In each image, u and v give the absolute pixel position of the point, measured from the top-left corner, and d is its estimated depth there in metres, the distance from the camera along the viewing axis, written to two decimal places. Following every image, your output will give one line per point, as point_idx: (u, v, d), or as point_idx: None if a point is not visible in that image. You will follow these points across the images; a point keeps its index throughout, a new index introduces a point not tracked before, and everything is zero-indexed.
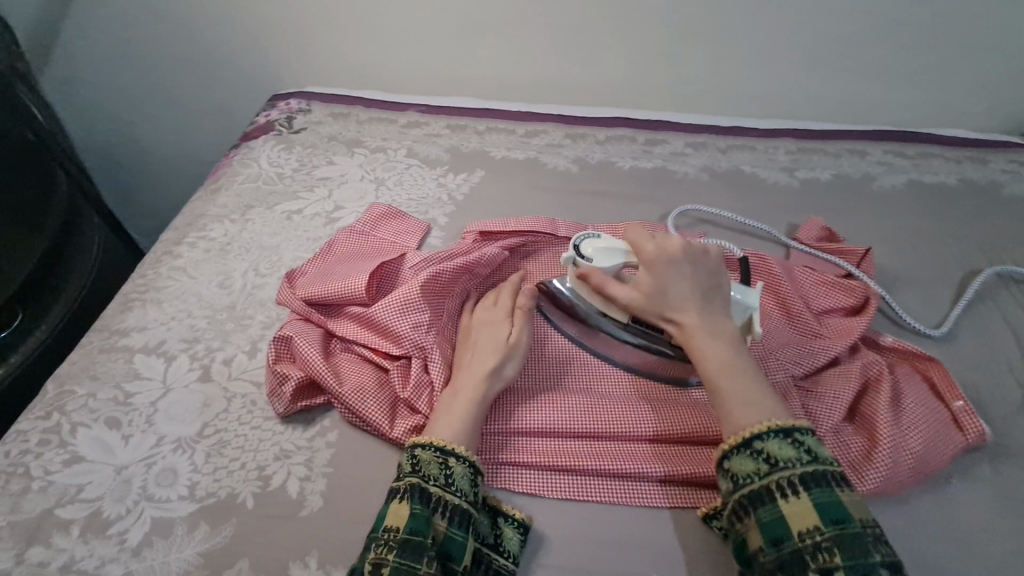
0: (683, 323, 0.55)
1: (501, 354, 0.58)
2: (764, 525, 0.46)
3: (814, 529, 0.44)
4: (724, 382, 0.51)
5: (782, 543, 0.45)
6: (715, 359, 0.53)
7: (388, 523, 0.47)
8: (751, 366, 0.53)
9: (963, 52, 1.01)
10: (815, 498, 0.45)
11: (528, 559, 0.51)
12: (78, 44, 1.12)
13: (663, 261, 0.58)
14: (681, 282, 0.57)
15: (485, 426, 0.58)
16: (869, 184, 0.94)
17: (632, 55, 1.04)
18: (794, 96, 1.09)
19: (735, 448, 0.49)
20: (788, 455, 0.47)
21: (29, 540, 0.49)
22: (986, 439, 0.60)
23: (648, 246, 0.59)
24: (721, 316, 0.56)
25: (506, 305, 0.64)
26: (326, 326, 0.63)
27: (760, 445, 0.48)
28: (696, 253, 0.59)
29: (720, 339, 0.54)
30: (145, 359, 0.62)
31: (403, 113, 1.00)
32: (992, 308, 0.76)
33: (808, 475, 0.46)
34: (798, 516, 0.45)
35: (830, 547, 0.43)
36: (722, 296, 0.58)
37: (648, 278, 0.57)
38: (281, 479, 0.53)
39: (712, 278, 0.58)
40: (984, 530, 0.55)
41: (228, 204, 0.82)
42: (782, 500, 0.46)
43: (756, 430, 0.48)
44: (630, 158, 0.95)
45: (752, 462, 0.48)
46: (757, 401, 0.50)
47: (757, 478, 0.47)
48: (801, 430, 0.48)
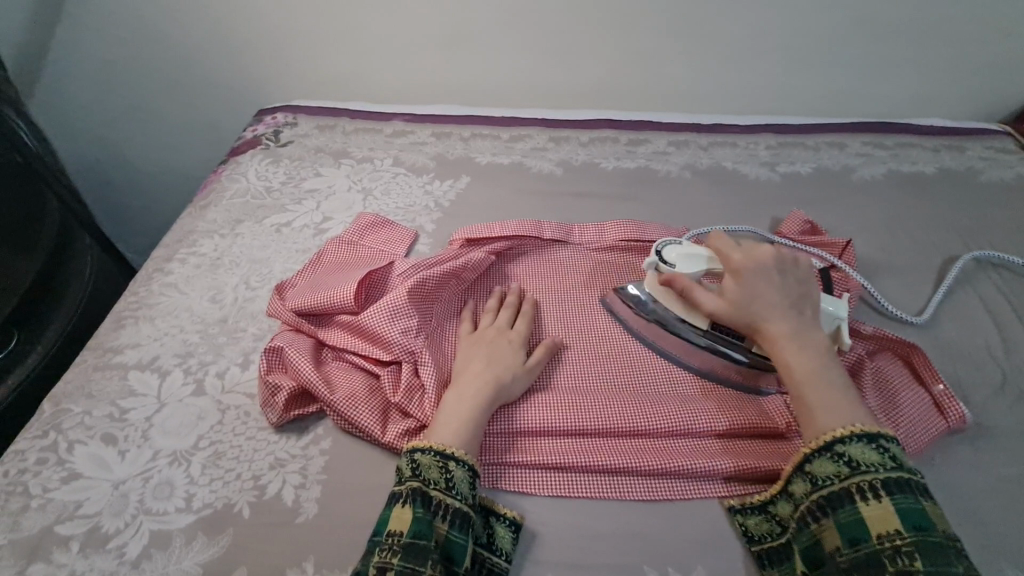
0: (769, 330, 0.57)
1: (511, 373, 0.60)
2: (842, 525, 0.47)
3: (893, 532, 0.45)
4: (810, 390, 0.53)
5: (859, 544, 0.46)
6: (800, 367, 0.55)
7: (391, 528, 0.47)
8: (837, 372, 0.55)
9: (937, 43, 1.03)
10: (898, 502, 0.46)
11: (520, 555, 0.52)
12: (65, 66, 1.13)
13: (750, 269, 0.60)
14: (772, 289, 0.59)
15: (487, 427, 0.59)
16: (849, 175, 0.95)
17: (611, 57, 1.06)
18: (774, 92, 1.11)
19: (816, 452, 0.50)
20: (871, 461, 0.48)
21: (29, 557, 0.49)
22: (966, 421, 0.61)
23: (736, 256, 0.62)
24: (807, 326, 0.58)
25: (522, 331, 0.65)
26: (316, 336, 0.64)
27: (844, 450, 0.49)
28: (788, 263, 0.61)
29: (804, 348, 0.56)
30: (139, 375, 0.63)
31: (389, 122, 1.02)
32: (972, 293, 0.77)
33: (893, 481, 0.47)
34: (878, 519, 0.46)
35: (910, 552, 0.44)
36: (810, 309, 0.59)
37: (735, 285, 0.60)
38: (276, 487, 0.54)
39: (802, 289, 0.60)
40: (967, 512, 0.56)
41: (218, 219, 0.83)
42: (862, 502, 0.47)
43: (843, 433, 0.50)
44: (613, 158, 0.97)
45: (833, 465, 0.49)
46: (845, 407, 0.52)
47: (838, 481, 0.49)
48: (886, 439, 0.49)
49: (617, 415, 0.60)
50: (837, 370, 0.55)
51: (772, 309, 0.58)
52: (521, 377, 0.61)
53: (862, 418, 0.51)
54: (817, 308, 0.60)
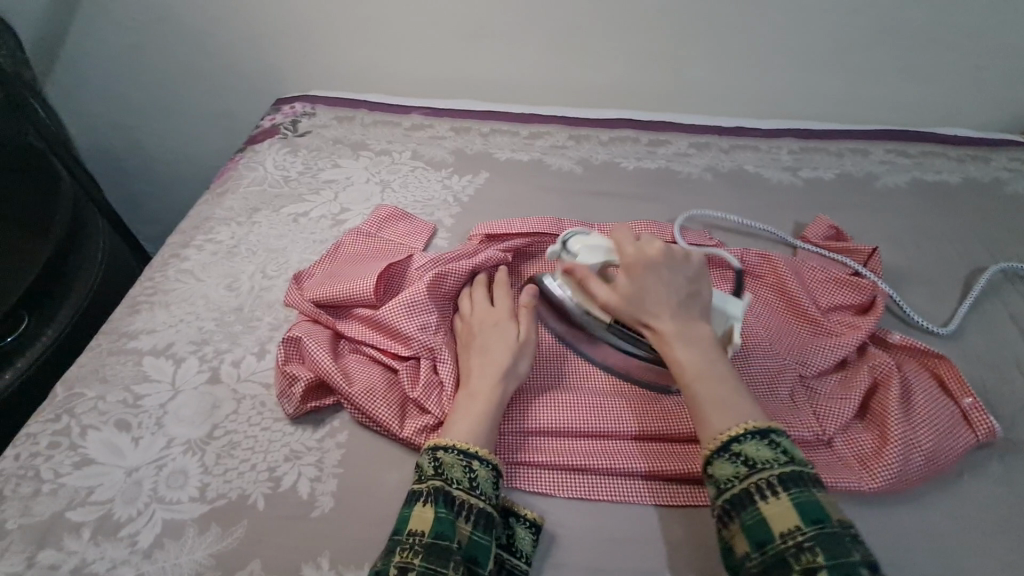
0: (658, 328, 0.55)
1: (514, 353, 0.59)
2: (747, 528, 0.45)
3: (795, 529, 0.43)
4: (702, 388, 0.51)
5: (765, 547, 0.43)
6: (690, 366, 0.53)
7: (411, 528, 0.46)
8: (725, 371, 0.53)
9: (964, 51, 1.02)
10: (795, 497, 0.44)
11: (540, 557, 0.51)
12: (84, 49, 1.13)
13: (642, 262, 0.58)
14: (660, 286, 0.57)
15: (502, 425, 0.58)
16: (872, 183, 0.94)
17: (632, 56, 1.05)
18: (796, 95, 1.09)
19: (715, 452, 0.48)
20: (765, 457, 0.47)
21: (40, 542, 0.49)
22: (995, 435, 0.60)
23: (628, 248, 0.59)
24: (698, 322, 0.56)
25: (506, 303, 0.64)
26: (334, 327, 0.63)
27: (739, 449, 0.47)
28: (677, 257, 0.59)
29: (693, 344, 0.54)
30: (154, 361, 0.62)
31: (407, 116, 1.01)
32: (999, 305, 0.76)
33: (787, 475, 0.45)
34: (777, 516, 0.44)
35: (811, 547, 0.42)
36: (701, 304, 0.57)
37: (627, 280, 0.57)
38: (292, 480, 0.53)
39: (693, 285, 0.58)
40: (997, 527, 0.55)
41: (235, 206, 0.82)
42: (761, 501, 0.45)
43: (733, 433, 0.48)
44: (633, 158, 0.96)
45: (731, 466, 0.47)
46: (731, 403, 0.50)
47: (738, 482, 0.46)
48: (777, 432, 0.48)
49: (635, 418, 0.59)
50: (728, 366, 0.53)
51: (662, 307, 0.56)
52: (525, 357, 0.60)
53: (751, 417, 0.49)
54: (706, 305, 0.58)
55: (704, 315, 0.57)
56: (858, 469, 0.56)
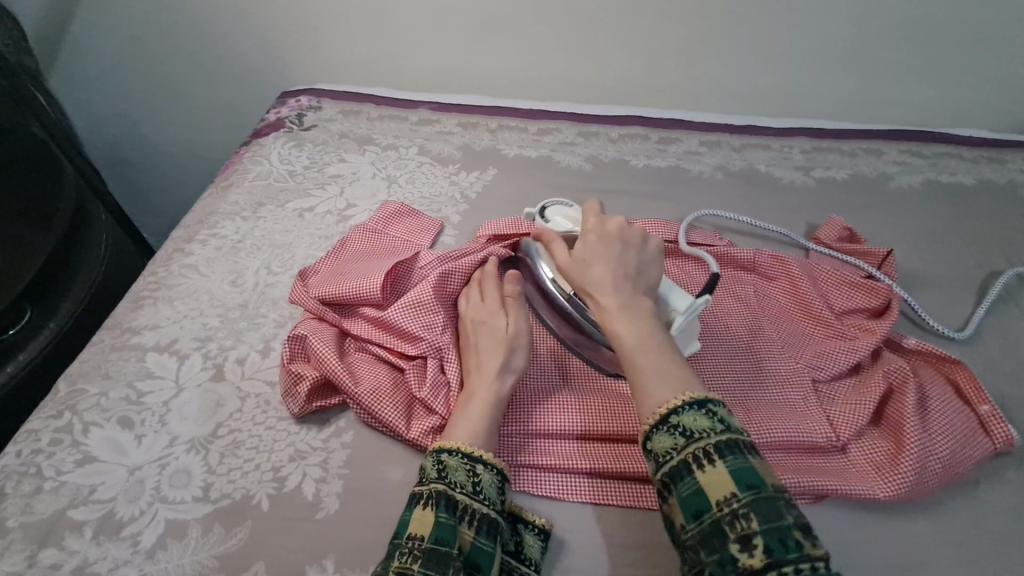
0: (601, 297, 0.53)
1: (506, 347, 0.58)
2: (684, 500, 0.43)
3: (730, 497, 0.41)
4: (639, 355, 0.49)
5: (702, 516, 0.41)
6: (630, 337, 0.50)
7: (411, 531, 0.45)
8: (666, 343, 0.50)
9: (982, 51, 1.00)
10: (730, 464, 0.42)
11: (549, 564, 0.50)
12: (87, 39, 1.12)
13: (597, 235, 0.58)
14: (607, 260, 0.56)
15: (502, 427, 0.57)
16: (886, 184, 0.92)
17: (643, 52, 1.03)
18: (809, 94, 1.07)
19: (654, 425, 0.45)
20: (702, 427, 0.44)
21: (41, 541, 0.48)
22: (1013, 443, 0.59)
23: (591, 219, 0.61)
24: (641, 297, 0.54)
25: (493, 297, 0.63)
26: (340, 325, 0.62)
27: (675, 419, 0.45)
28: (634, 236, 0.58)
29: (636, 316, 0.52)
30: (157, 358, 0.61)
31: (414, 110, 0.99)
32: (1015, 310, 0.75)
33: (724, 443, 0.43)
34: (712, 484, 0.42)
35: (746, 514, 0.40)
36: (647, 284, 0.56)
37: (581, 250, 0.58)
38: (297, 480, 0.52)
39: (641, 264, 0.56)
40: (1014, 538, 0.54)
41: (240, 201, 0.81)
42: (697, 471, 0.42)
43: (669, 401, 0.45)
44: (643, 156, 0.94)
45: (669, 439, 0.44)
46: (666, 372, 0.47)
47: (675, 454, 0.44)
48: (714, 402, 0.45)
49: (642, 421, 0.58)
50: (670, 341, 0.51)
51: (605, 279, 0.54)
52: (521, 350, 0.58)
53: (685, 385, 0.46)
54: (651, 286, 0.56)
55: (650, 293, 0.55)
56: (874, 476, 0.55)
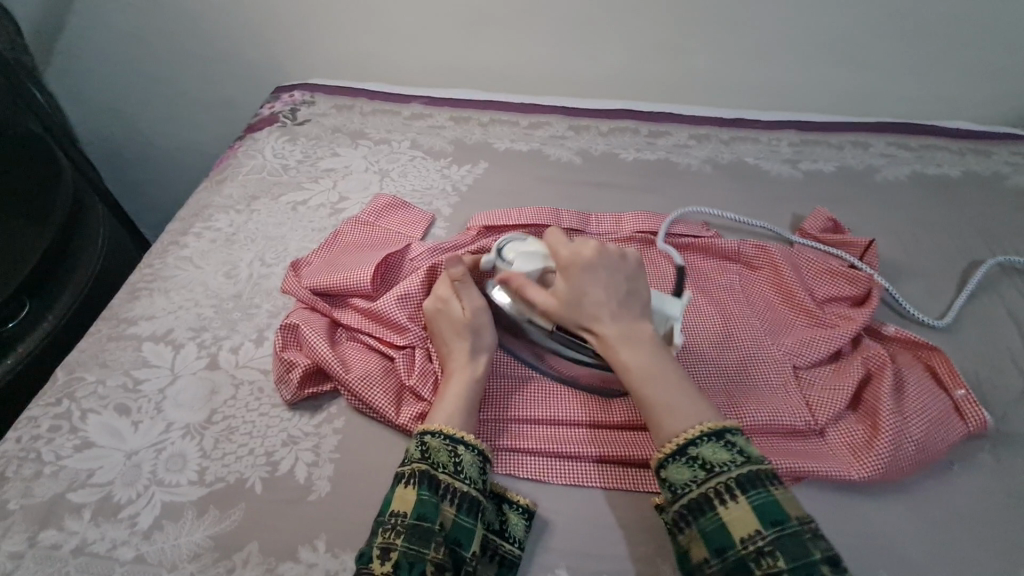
0: (602, 334, 0.53)
1: (470, 330, 0.58)
2: (706, 534, 0.45)
3: (754, 534, 0.44)
4: (651, 392, 0.50)
5: (725, 552, 0.44)
6: (638, 372, 0.51)
7: (394, 508, 0.47)
8: (673, 370, 0.51)
9: (968, 44, 1.01)
10: (753, 499, 0.45)
11: (533, 543, 0.52)
12: (83, 35, 1.13)
13: (577, 267, 0.54)
14: (597, 288, 0.54)
15: (483, 412, 0.59)
16: (872, 176, 0.94)
17: (633, 47, 1.04)
18: (798, 87, 1.08)
19: (671, 456, 0.47)
20: (722, 460, 0.47)
21: (41, 523, 0.49)
22: (987, 427, 0.60)
23: (563, 251, 0.56)
24: (639, 321, 0.54)
25: (444, 284, 0.61)
26: (332, 315, 0.64)
27: (695, 453, 0.47)
28: (611, 256, 0.55)
29: (639, 344, 0.52)
30: (153, 347, 0.63)
31: (407, 105, 1.00)
32: (995, 299, 0.76)
33: (745, 477, 0.46)
34: (736, 521, 0.44)
35: (771, 551, 0.43)
36: (641, 301, 0.55)
37: (565, 287, 0.54)
38: (289, 464, 0.54)
39: (630, 283, 0.55)
40: (986, 518, 0.55)
41: (234, 194, 0.83)
42: (720, 506, 0.45)
43: (688, 437, 0.47)
44: (633, 149, 0.96)
45: (688, 470, 0.47)
46: (680, 408, 0.49)
47: (696, 487, 0.46)
48: (733, 432, 0.48)
49: (624, 406, 0.60)
50: (674, 365, 0.52)
51: (603, 310, 0.53)
52: (486, 329, 0.59)
53: (702, 421, 0.49)
54: (644, 303, 0.55)
55: (646, 311, 0.55)
56: (850, 458, 0.57)
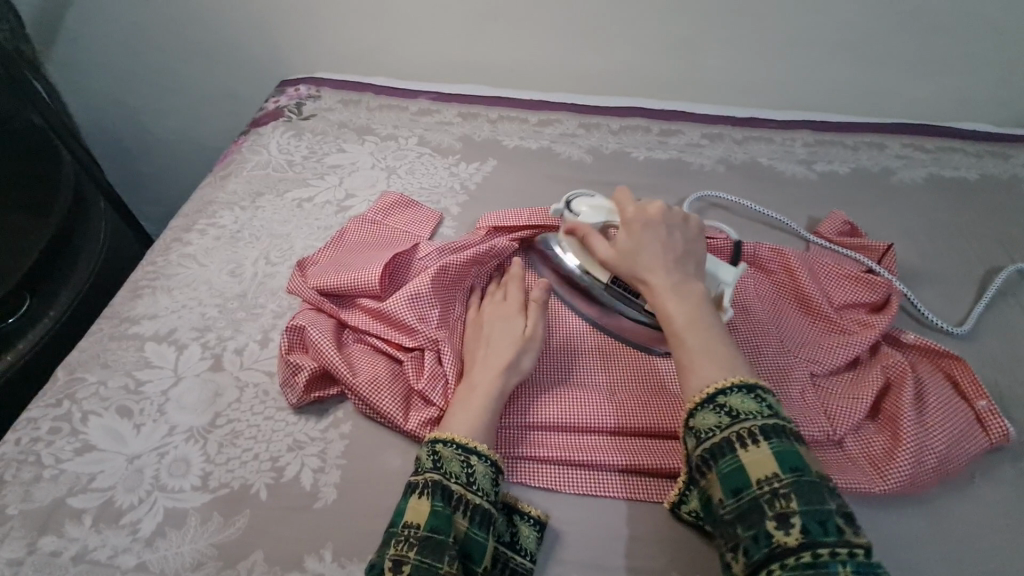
0: (652, 281, 0.56)
1: (518, 346, 0.58)
2: (724, 475, 0.44)
3: (771, 477, 0.42)
4: (689, 335, 0.52)
5: (741, 492, 0.43)
6: (679, 316, 0.53)
7: (407, 519, 0.46)
8: (716, 322, 0.53)
9: (989, 45, 0.99)
10: (774, 446, 0.43)
11: (545, 555, 0.50)
12: (86, 27, 1.11)
13: (641, 222, 0.60)
14: (655, 243, 0.59)
15: (501, 418, 0.57)
16: (888, 178, 0.92)
17: (645, 45, 1.03)
18: (812, 86, 1.06)
19: (699, 404, 0.47)
20: (749, 409, 0.46)
21: (41, 529, 0.48)
22: (1009, 439, 0.59)
23: (629, 208, 0.62)
24: (692, 278, 0.57)
25: (515, 297, 0.64)
26: (338, 316, 0.62)
27: (724, 400, 0.47)
28: (675, 219, 0.61)
29: (685, 297, 0.55)
30: (155, 347, 0.61)
31: (414, 100, 0.98)
32: (1014, 306, 0.75)
33: (770, 426, 0.44)
34: (755, 463, 0.43)
35: (787, 493, 0.41)
36: (694, 264, 0.59)
37: (626, 239, 0.59)
38: (295, 470, 0.53)
39: (688, 246, 0.60)
40: (1009, 533, 0.54)
41: (238, 190, 0.81)
42: (741, 449, 0.44)
43: (720, 385, 0.47)
44: (644, 148, 0.94)
45: (714, 416, 0.46)
46: (719, 353, 0.50)
47: (719, 431, 0.46)
48: (763, 389, 0.47)
49: (637, 412, 0.58)
50: (719, 321, 0.53)
51: (656, 263, 0.57)
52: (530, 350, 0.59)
53: (739, 368, 0.49)
54: (699, 265, 0.59)
55: (698, 275, 0.58)
56: (870, 471, 0.56)
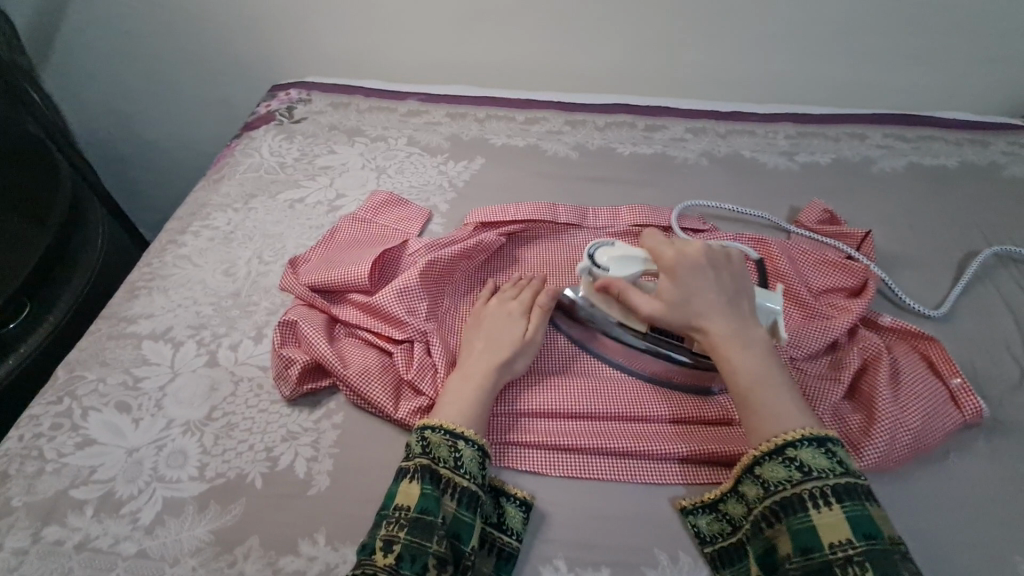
0: (710, 334, 0.55)
1: (513, 345, 0.59)
2: (794, 532, 0.46)
3: (845, 542, 0.44)
4: (757, 395, 0.52)
5: (811, 553, 0.44)
6: (744, 372, 0.53)
7: (398, 502, 0.48)
8: (779, 373, 0.53)
9: (967, 35, 1.01)
10: (848, 510, 0.45)
11: (531, 534, 0.52)
12: (81, 38, 1.13)
13: (684, 268, 0.57)
14: (704, 289, 0.57)
15: (494, 406, 0.59)
16: (869, 167, 0.94)
17: (630, 42, 1.04)
18: (794, 80, 1.08)
19: (767, 454, 0.49)
20: (821, 466, 0.47)
21: (44, 519, 0.50)
22: (982, 416, 0.61)
23: (667, 253, 0.59)
24: (748, 323, 0.56)
25: (526, 298, 0.65)
26: (329, 311, 0.64)
27: (794, 453, 0.48)
28: (717, 257, 0.59)
29: (745, 348, 0.54)
30: (152, 345, 0.63)
31: (403, 102, 1.00)
32: (990, 288, 0.76)
33: (842, 487, 0.46)
34: (828, 527, 0.45)
35: (861, 562, 0.43)
36: (747, 304, 0.58)
37: (671, 289, 0.57)
38: (289, 460, 0.54)
39: (736, 286, 0.58)
40: (983, 506, 0.56)
41: (231, 193, 0.83)
42: (814, 510, 0.46)
43: (788, 438, 0.49)
44: (630, 143, 0.96)
45: (784, 470, 0.48)
46: (787, 410, 0.51)
47: (789, 486, 0.47)
48: (834, 442, 0.48)
49: (620, 398, 0.60)
50: (781, 369, 0.54)
51: (710, 312, 0.56)
52: (521, 350, 0.60)
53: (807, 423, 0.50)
54: (751, 306, 0.58)
55: (753, 316, 0.57)
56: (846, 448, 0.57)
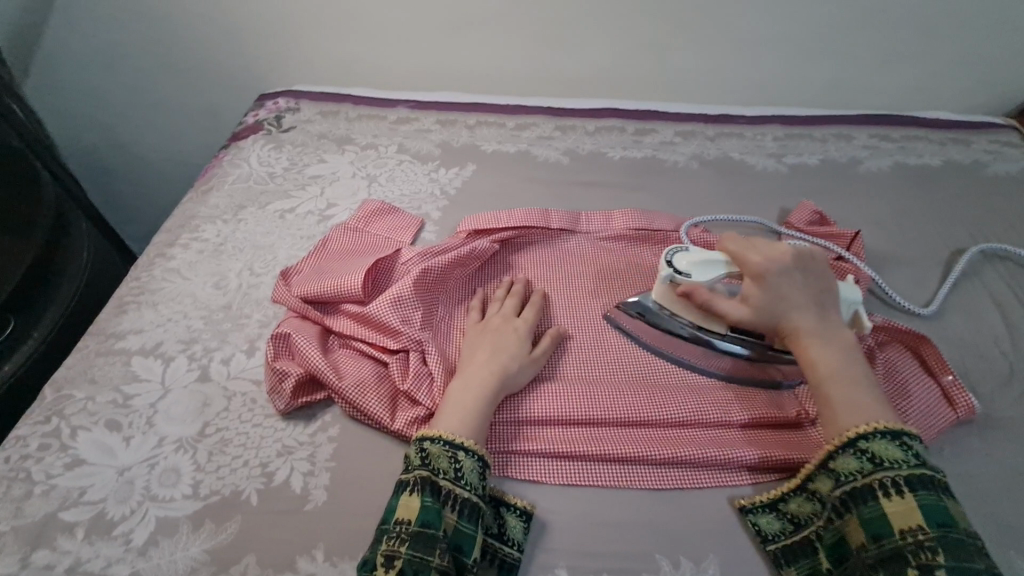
0: (795, 334, 0.56)
1: (512, 356, 0.59)
2: (866, 520, 0.47)
3: (916, 529, 0.45)
4: (843, 395, 0.52)
5: (882, 539, 0.45)
6: (830, 373, 0.53)
7: (399, 516, 0.47)
8: (865, 371, 0.54)
9: (947, 36, 1.03)
10: (921, 499, 0.46)
11: (532, 543, 0.52)
12: (63, 50, 1.11)
13: (771, 271, 0.57)
14: (791, 293, 0.57)
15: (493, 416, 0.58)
16: (856, 167, 0.95)
17: (617, 47, 1.05)
18: (780, 83, 1.10)
19: (840, 447, 0.50)
20: (892, 457, 0.48)
21: (34, 543, 0.49)
22: (974, 412, 0.61)
23: (753, 258, 0.58)
24: (831, 322, 0.56)
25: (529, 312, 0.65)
26: (323, 322, 0.64)
27: (867, 446, 0.49)
28: (805, 258, 0.59)
29: (831, 348, 0.55)
30: (142, 361, 0.62)
31: (393, 109, 1.00)
32: (977, 285, 0.78)
33: (916, 477, 0.47)
34: (900, 513, 0.46)
35: (933, 547, 0.44)
36: (832, 303, 0.58)
37: (758, 291, 0.57)
38: (285, 474, 0.54)
39: (822, 287, 0.58)
40: (978, 502, 0.56)
41: (220, 204, 0.82)
42: (884, 497, 0.47)
43: (869, 430, 0.49)
44: (620, 148, 0.96)
45: (855, 461, 0.49)
46: (874, 408, 0.51)
47: (860, 477, 0.48)
48: (909, 436, 0.49)
49: (616, 403, 0.60)
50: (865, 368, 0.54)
51: (795, 311, 0.56)
52: (518, 361, 0.59)
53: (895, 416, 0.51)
54: (834, 305, 0.58)
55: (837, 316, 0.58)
56: None
